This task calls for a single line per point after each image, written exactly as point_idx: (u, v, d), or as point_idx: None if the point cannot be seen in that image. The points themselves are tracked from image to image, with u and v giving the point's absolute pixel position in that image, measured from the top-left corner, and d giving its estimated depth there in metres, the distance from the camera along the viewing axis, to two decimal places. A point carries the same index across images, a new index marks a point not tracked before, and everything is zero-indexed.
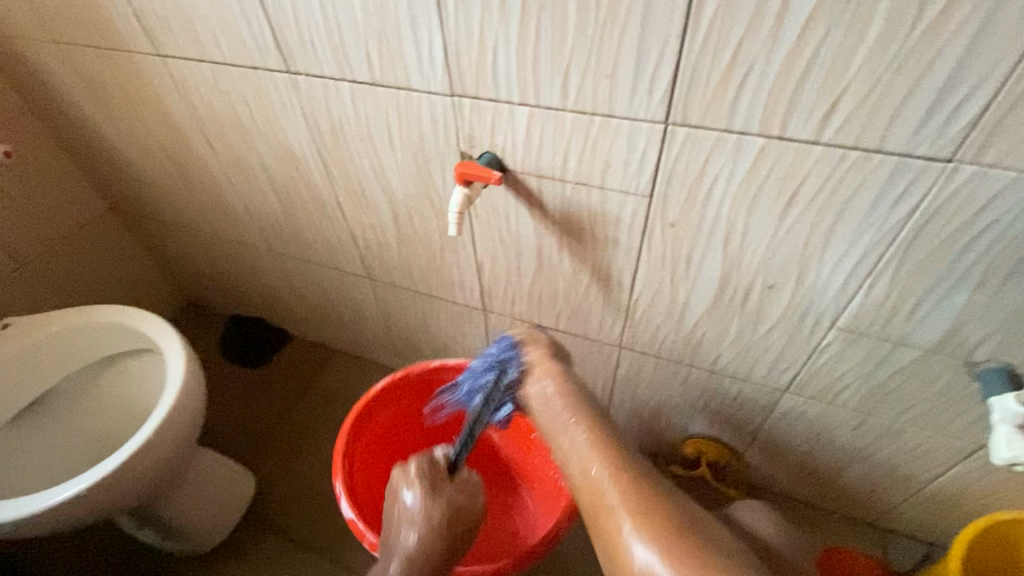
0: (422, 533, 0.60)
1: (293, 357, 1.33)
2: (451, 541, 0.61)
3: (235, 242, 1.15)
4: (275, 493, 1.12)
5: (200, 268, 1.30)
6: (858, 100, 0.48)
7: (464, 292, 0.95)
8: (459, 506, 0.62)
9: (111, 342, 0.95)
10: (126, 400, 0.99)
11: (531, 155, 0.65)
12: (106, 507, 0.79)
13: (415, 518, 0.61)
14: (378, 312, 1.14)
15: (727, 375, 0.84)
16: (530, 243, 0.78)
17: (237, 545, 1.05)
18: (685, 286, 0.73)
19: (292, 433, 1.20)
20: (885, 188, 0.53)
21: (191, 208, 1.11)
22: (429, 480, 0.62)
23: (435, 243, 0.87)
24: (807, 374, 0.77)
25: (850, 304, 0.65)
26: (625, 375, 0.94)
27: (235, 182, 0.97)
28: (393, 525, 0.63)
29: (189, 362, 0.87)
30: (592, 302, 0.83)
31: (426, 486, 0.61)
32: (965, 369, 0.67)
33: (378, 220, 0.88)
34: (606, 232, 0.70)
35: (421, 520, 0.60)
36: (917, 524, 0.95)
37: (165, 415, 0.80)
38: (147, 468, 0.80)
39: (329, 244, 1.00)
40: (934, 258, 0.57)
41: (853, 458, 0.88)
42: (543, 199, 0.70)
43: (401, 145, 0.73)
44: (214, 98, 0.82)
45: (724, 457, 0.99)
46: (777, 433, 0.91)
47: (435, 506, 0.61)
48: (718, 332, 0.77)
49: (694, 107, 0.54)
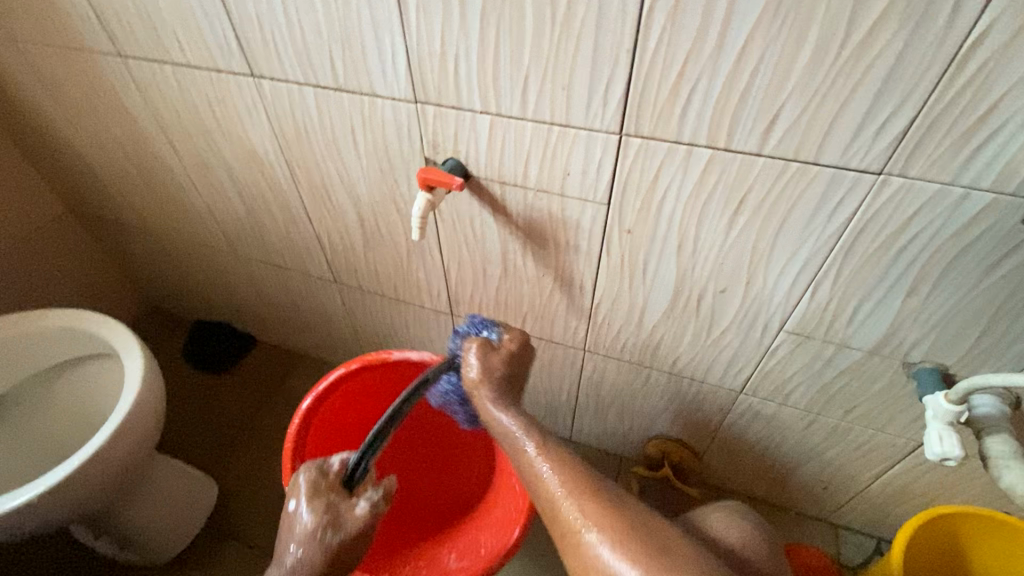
0: (303, 544, 0.58)
1: (260, 362, 1.32)
2: (335, 552, 0.58)
3: (199, 245, 1.13)
4: (239, 499, 1.10)
5: (163, 272, 1.28)
6: (795, 116, 0.51)
7: (431, 297, 0.95)
8: (339, 515, 0.59)
9: (63, 348, 0.92)
10: (81, 407, 0.96)
11: (494, 162, 0.67)
12: (55, 517, 0.77)
13: (298, 527, 0.59)
14: (345, 317, 1.13)
15: (686, 377, 0.87)
16: (495, 248, 0.79)
17: (198, 553, 1.03)
18: (643, 290, 0.75)
19: (257, 439, 1.19)
20: (824, 197, 0.56)
21: (153, 210, 1.08)
22: (317, 488, 0.60)
23: (402, 248, 0.88)
24: (760, 376, 0.81)
25: (797, 308, 0.69)
26: (590, 378, 0.97)
27: (199, 185, 0.96)
28: (281, 533, 0.61)
29: (148, 365, 0.85)
30: (556, 306, 0.84)
31: (310, 492, 0.60)
32: (903, 369, 0.71)
33: (344, 224, 0.88)
34: (568, 237, 0.72)
35: (302, 532, 0.58)
36: (867, 519, 0.99)
37: (122, 419, 0.79)
38: (100, 475, 0.78)
39: (296, 248, 1.00)
40: (870, 264, 0.61)
41: (806, 456, 0.92)
42: (506, 205, 0.72)
43: (366, 149, 0.74)
44: (176, 98, 0.81)
45: (687, 459, 1.01)
46: (734, 434, 0.94)
47: (318, 512, 0.58)
48: (676, 335, 0.80)
49: (645, 119, 0.56)
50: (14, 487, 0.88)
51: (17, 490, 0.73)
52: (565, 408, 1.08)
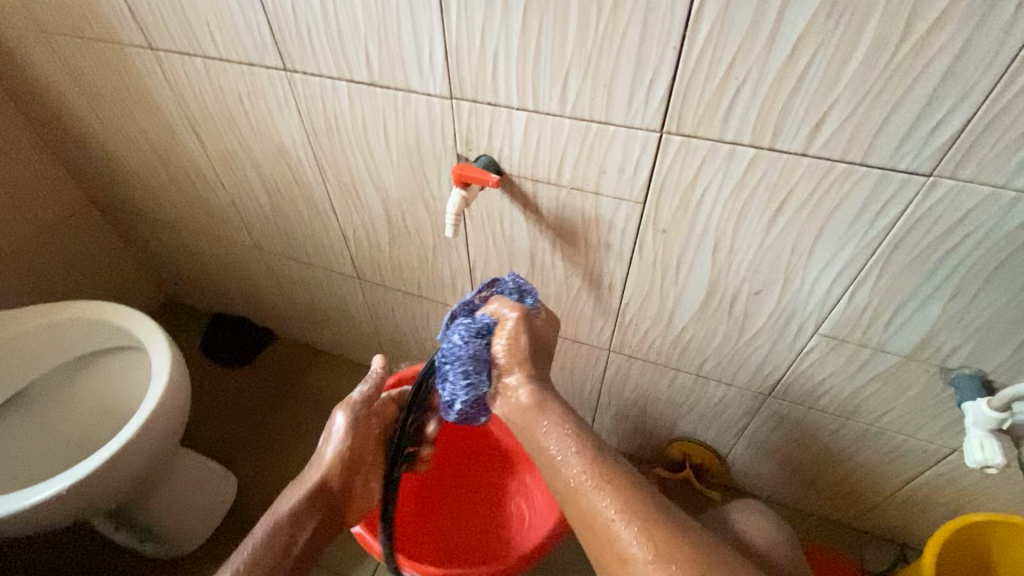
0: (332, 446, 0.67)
1: (278, 356, 1.32)
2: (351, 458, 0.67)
3: (221, 239, 1.13)
4: (258, 492, 1.10)
5: (183, 265, 1.28)
6: (845, 115, 0.50)
7: (455, 294, 0.95)
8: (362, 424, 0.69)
9: (89, 340, 0.92)
10: (105, 398, 0.96)
11: (527, 159, 0.66)
12: (84, 508, 0.77)
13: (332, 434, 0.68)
14: (366, 313, 1.13)
15: (712, 379, 0.86)
16: (523, 247, 0.79)
17: (218, 546, 1.03)
18: (674, 291, 0.74)
19: (276, 433, 1.19)
20: (869, 198, 0.55)
21: (177, 203, 1.09)
22: (358, 410, 0.69)
23: (428, 245, 0.87)
24: (790, 379, 0.80)
25: (832, 311, 0.68)
26: (613, 379, 0.96)
27: (224, 179, 0.96)
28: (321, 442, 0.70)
29: (174, 358, 0.85)
30: (583, 306, 0.84)
31: (351, 410, 0.69)
32: (940, 375, 0.69)
33: (369, 220, 0.88)
34: (599, 236, 0.72)
35: (335, 436, 0.68)
36: (891, 526, 0.98)
37: (150, 412, 0.79)
38: (128, 467, 0.78)
39: (319, 243, 1.00)
40: (913, 268, 0.60)
41: (832, 461, 0.91)
42: (538, 203, 0.71)
43: (397, 145, 0.73)
44: (206, 92, 0.81)
45: (709, 461, 1.02)
46: (759, 437, 0.93)
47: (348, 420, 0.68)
48: (705, 337, 0.79)
49: (688, 117, 0.55)
50: (40, 478, 0.88)
51: (47, 481, 0.73)
52: (586, 408, 1.07)
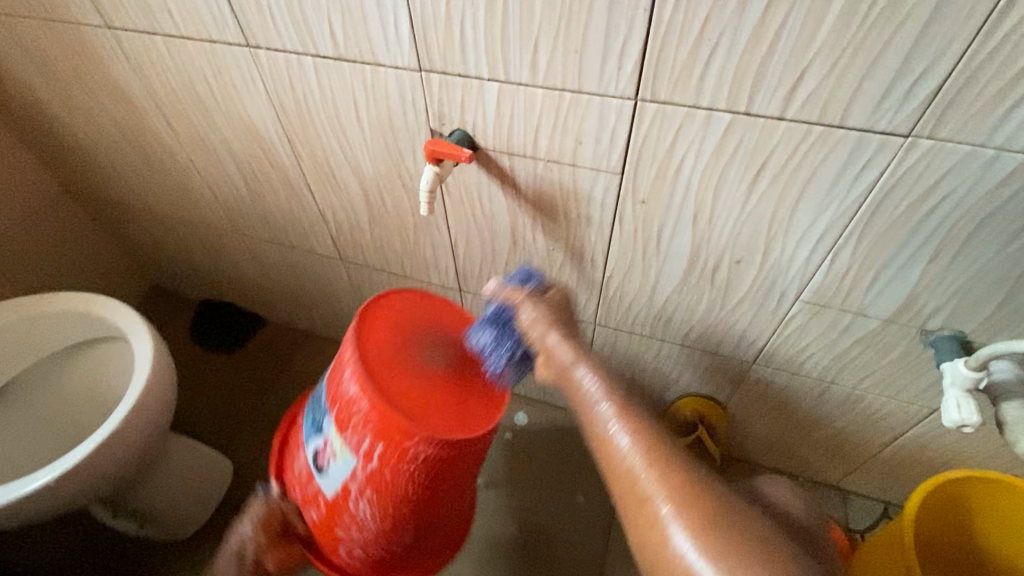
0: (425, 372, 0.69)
1: (267, 341, 1.31)
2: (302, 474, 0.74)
3: (201, 224, 1.11)
4: (253, 478, 1.11)
5: (165, 252, 1.26)
6: (821, 76, 0.49)
7: (439, 272, 0.94)
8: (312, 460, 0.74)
9: (71, 331, 0.91)
10: (91, 390, 0.96)
11: (502, 133, 0.65)
12: (77, 498, 0.78)
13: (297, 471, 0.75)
14: (352, 294, 1.13)
15: (697, 348, 0.86)
16: (503, 222, 0.77)
17: (216, 527, 1.05)
18: (656, 262, 0.74)
19: (266, 417, 1.20)
20: (849, 160, 0.54)
21: (153, 190, 1.07)
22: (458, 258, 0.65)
23: (409, 223, 0.86)
24: (775, 344, 0.80)
25: (815, 276, 0.67)
26: (601, 351, 0.96)
27: (198, 162, 0.94)
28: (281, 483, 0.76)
29: (158, 345, 0.85)
30: (566, 280, 0.83)
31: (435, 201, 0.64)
32: (922, 337, 0.70)
33: (347, 199, 0.87)
34: (579, 209, 0.71)
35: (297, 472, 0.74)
36: (875, 484, 1.00)
37: (136, 401, 0.79)
38: (117, 458, 0.78)
39: (299, 225, 0.99)
40: (892, 230, 0.59)
41: (818, 424, 0.92)
42: (516, 177, 0.70)
43: (369, 123, 0.72)
44: (169, 72, 0.79)
45: (718, 419, 0.97)
46: (745, 404, 0.95)
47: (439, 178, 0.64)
48: (688, 306, 0.79)
49: (663, 84, 0.54)
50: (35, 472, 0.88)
51: (39, 473, 0.74)
52: None
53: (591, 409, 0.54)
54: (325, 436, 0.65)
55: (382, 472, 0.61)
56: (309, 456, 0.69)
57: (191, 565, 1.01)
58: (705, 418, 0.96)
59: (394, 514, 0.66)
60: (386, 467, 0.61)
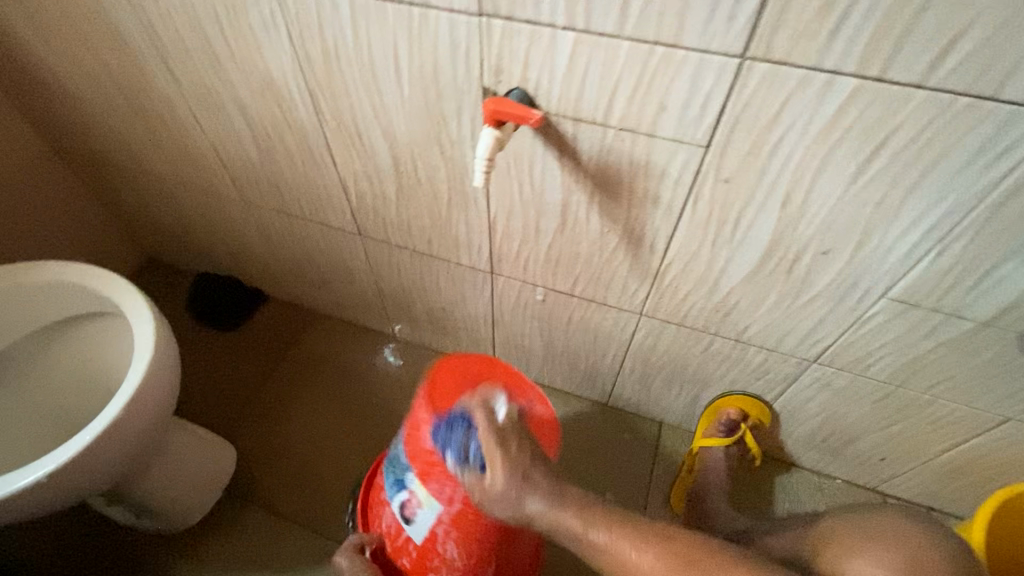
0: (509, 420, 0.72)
1: (271, 319, 1.22)
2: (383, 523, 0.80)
3: (204, 191, 1.01)
4: (259, 466, 1.04)
5: (161, 220, 1.16)
6: (984, 36, 0.41)
7: (470, 253, 0.86)
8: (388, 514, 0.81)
9: (61, 306, 0.82)
10: (85, 371, 0.87)
11: (571, 94, 0.56)
12: (72, 493, 0.70)
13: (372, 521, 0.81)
14: (367, 273, 1.04)
15: (753, 345, 0.79)
16: (554, 200, 0.69)
17: (220, 518, 0.98)
18: (726, 250, 0.66)
19: (272, 401, 1.12)
20: (990, 139, 0.47)
21: (151, 150, 0.96)
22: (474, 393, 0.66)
23: (442, 198, 0.77)
24: (844, 344, 0.73)
25: (910, 273, 0.60)
26: (642, 345, 0.88)
27: (204, 120, 0.84)
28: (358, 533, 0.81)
29: (159, 325, 0.76)
30: (616, 267, 0.75)
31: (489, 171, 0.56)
32: (1017, 342, 0.63)
33: (374, 167, 0.77)
34: (646, 187, 0.62)
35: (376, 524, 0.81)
36: (919, 491, 0.95)
37: (138, 388, 0.70)
38: (115, 451, 0.70)
39: (315, 195, 0.89)
40: (1019, 224, 0.52)
41: (870, 429, 0.86)
42: (577, 148, 0.61)
43: (410, 80, 0.62)
44: (173, 12, 0.68)
45: (763, 423, 0.93)
46: (794, 404, 0.88)
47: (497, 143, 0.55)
48: (753, 301, 0.72)
49: (781, 39, 0.45)
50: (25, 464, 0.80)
51: (28, 467, 0.65)
52: (606, 375, 1.00)
53: (590, 545, 0.56)
54: (409, 492, 0.73)
55: (463, 527, 0.71)
56: (394, 511, 0.76)
57: (195, 559, 0.94)
58: (749, 420, 0.92)
59: (477, 567, 0.75)
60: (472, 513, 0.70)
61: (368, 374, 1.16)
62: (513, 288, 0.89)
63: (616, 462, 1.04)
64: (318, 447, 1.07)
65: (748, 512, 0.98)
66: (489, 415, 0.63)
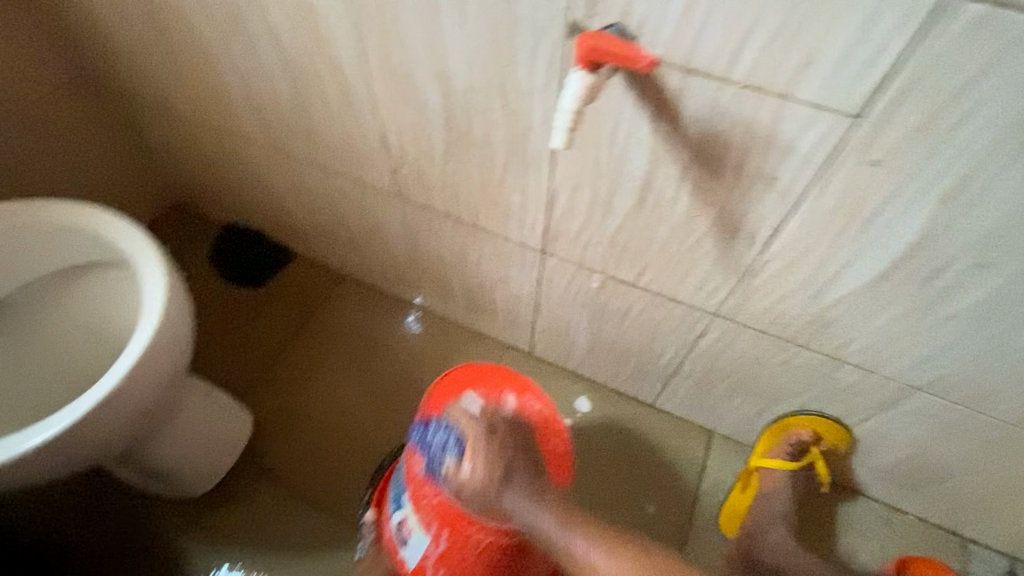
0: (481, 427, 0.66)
1: (296, 279, 1.14)
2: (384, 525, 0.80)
3: (231, 134, 0.92)
4: (275, 435, 0.98)
5: (187, 163, 1.08)
6: None
7: (521, 228, 0.74)
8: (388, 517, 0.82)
9: (71, 249, 0.74)
10: (94, 322, 0.80)
11: (686, 36, 0.43)
12: (70, 463, 0.63)
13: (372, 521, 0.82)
14: (402, 239, 0.94)
15: (848, 363, 0.67)
16: (635, 172, 0.57)
17: (232, 487, 0.93)
18: (847, 248, 0.53)
19: (292, 367, 1.05)
20: None
21: (176, 84, 0.87)
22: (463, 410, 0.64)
23: (498, 160, 0.66)
24: (970, 375, 0.60)
25: None
26: (709, 348, 0.77)
27: (233, 52, 0.73)
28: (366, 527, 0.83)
29: (172, 281, 0.67)
30: (697, 258, 0.63)
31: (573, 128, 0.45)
32: None
33: (422, 118, 0.66)
34: (760, 164, 0.50)
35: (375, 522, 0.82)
36: (1009, 540, 0.83)
37: (145, 350, 0.63)
38: (118, 420, 0.63)
39: (351, 147, 0.79)
40: None
41: (970, 470, 0.74)
42: (680, 109, 0.49)
43: (478, 9, 0.50)
44: None
45: (839, 447, 0.81)
46: (880, 433, 0.76)
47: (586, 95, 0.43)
48: (864, 313, 0.59)
49: None
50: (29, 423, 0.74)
51: (22, 433, 0.58)
52: (658, 376, 0.89)
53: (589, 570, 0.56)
54: (403, 513, 0.70)
55: (451, 554, 0.69)
56: (391, 529, 0.73)
57: (204, 529, 0.89)
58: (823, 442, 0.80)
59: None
60: (455, 545, 0.68)
61: (393, 347, 1.07)
62: (566, 271, 0.78)
63: (658, 471, 0.93)
64: (337, 421, 1.00)
65: (804, 542, 0.87)
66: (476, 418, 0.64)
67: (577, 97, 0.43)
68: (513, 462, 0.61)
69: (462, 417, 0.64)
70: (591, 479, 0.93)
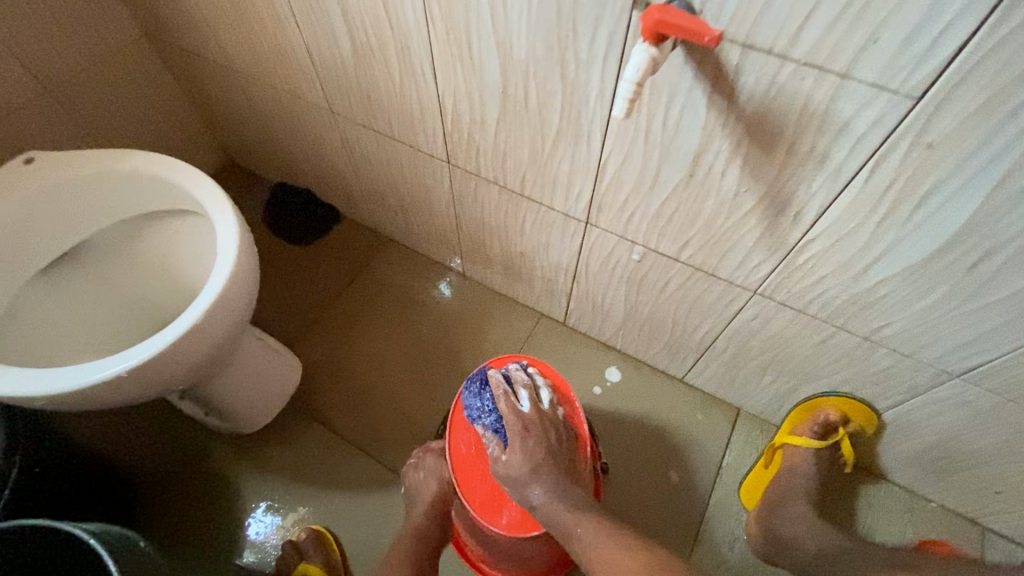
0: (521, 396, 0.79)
1: (344, 239, 1.20)
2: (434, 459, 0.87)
3: (291, 96, 0.96)
4: (321, 383, 1.05)
5: (245, 122, 1.13)
6: None
7: (567, 198, 0.77)
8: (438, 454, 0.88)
9: (149, 197, 0.80)
10: (168, 266, 0.87)
11: (750, 12, 0.44)
12: (149, 390, 0.70)
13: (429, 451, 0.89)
14: (448, 205, 0.97)
15: (884, 346, 0.68)
16: (687, 146, 0.58)
17: (282, 427, 1.00)
18: (893, 232, 0.54)
19: (338, 321, 1.11)
20: None
21: (241, 44, 0.91)
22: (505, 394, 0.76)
23: (550, 130, 0.68)
24: (1007, 363, 0.61)
25: None
26: (743, 325, 0.79)
27: (300, 15, 0.77)
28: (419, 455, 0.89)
29: (242, 230, 0.73)
30: (741, 234, 0.65)
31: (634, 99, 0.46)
32: None
33: (478, 86, 0.69)
34: (813, 143, 0.51)
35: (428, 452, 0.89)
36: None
37: (219, 292, 0.68)
38: (193, 354, 0.69)
39: (407, 112, 0.82)
40: None
41: (997, 459, 0.75)
42: (737, 84, 0.50)
43: None
44: None
45: (865, 430, 0.82)
46: (910, 419, 0.77)
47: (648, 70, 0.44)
48: (905, 297, 0.60)
49: None
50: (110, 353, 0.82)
51: (98, 363, 0.64)
52: (691, 350, 0.91)
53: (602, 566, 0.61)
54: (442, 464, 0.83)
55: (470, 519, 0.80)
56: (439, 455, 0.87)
57: (257, 463, 0.97)
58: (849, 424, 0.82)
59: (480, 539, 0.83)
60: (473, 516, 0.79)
61: (433, 308, 1.12)
62: (608, 243, 0.80)
63: (683, 443, 0.96)
64: (379, 374, 1.06)
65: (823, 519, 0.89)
66: (513, 406, 0.75)
67: (641, 71, 0.44)
68: (540, 462, 0.71)
69: (501, 393, 0.76)
70: (617, 444, 0.96)
